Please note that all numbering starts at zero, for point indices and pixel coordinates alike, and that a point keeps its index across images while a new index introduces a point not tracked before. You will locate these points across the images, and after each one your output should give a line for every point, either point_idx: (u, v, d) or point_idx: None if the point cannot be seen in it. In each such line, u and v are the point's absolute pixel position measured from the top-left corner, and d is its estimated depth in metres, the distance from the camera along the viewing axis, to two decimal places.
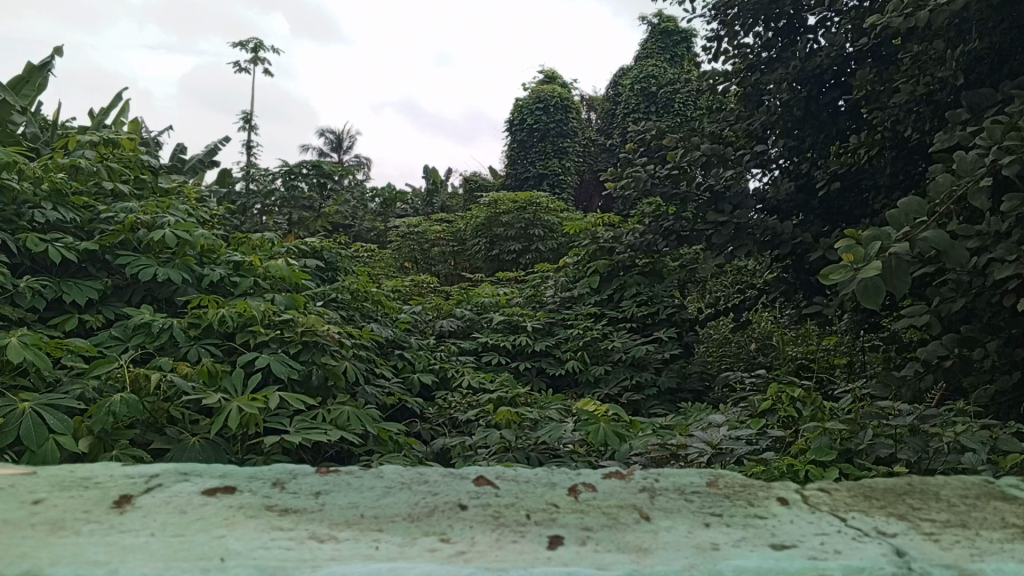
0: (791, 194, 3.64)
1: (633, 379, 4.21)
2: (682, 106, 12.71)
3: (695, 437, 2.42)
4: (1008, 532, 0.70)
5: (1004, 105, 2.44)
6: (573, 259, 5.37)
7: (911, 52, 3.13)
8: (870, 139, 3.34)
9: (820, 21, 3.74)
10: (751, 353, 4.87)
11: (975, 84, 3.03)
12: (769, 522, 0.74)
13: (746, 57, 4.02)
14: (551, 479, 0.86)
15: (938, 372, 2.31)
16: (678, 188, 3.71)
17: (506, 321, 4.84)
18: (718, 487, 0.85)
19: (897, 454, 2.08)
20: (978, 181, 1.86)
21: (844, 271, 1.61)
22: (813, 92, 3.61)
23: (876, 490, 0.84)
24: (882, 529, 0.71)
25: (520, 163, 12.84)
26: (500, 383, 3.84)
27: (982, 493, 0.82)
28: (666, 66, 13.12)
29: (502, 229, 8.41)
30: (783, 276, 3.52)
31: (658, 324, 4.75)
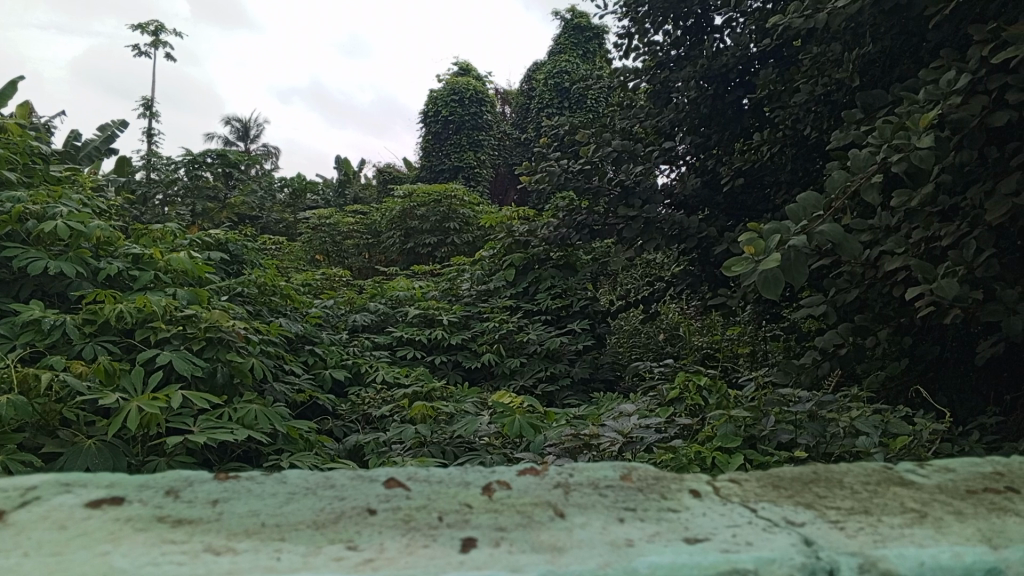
0: (697, 189, 3.76)
1: (548, 371, 4.25)
2: (594, 102, 12.89)
3: (607, 426, 2.43)
4: (908, 517, 0.72)
5: (895, 106, 2.57)
6: (488, 253, 5.36)
7: (810, 54, 3.26)
8: (773, 137, 3.55)
9: (726, 21, 3.84)
10: (660, 344, 5.00)
11: (868, 86, 3.19)
12: (682, 515, 0.74)
13: (656, 54, 4.09)
14: (464, 478, 0.84)
15: (834, 360, 2.42)
16: (592, 183, 3.74)
17: (421, 315, 4.79)
18: (632, 480, 0.84)
19: (797, 440, 2.16)
20: (870, 178, 1.94)
21: (746, 263, 1.65)
22: (720, 91, 3.70)
23: (784, 479, 0.85)
24: (790, 519, 0.72)
25: (435, 155, 12.74)
26: (415, 377, 3.78)
27: (882, 479, 0.85)
28: (580, 62, 13.28)
29: (417, 222, 8.32)
30: (691, 268, 3.61)
31: (572, 316, 4.79)
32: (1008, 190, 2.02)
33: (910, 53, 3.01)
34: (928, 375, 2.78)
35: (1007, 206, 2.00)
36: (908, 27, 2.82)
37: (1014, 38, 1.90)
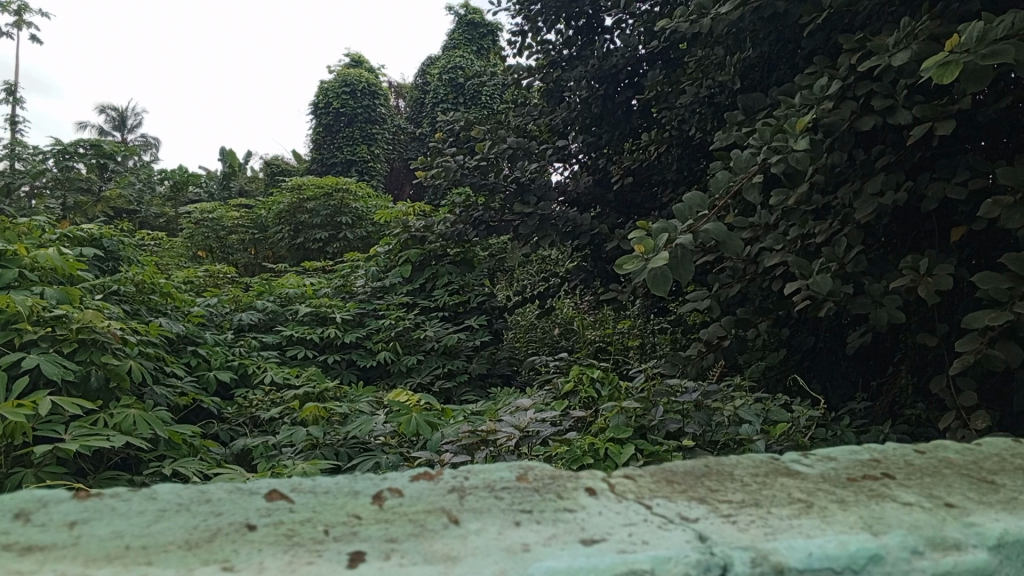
0: (589, 187, 3.81)
1: (445, 368, 4.22)
2: (488, 99, 12.91)
3: (504, 421, 2.42)
4: (796, 508, 0.73)
5: (773, 109, 2.68)
6: (383, 249, 5.26)
7: (695, 56, 3.35)
8: (660, 137, 3.67)
9: (616, 23, 3.91)
10: (555, 339, 5.05)
11: (748, 89, 3.32)
12: (579, 514, 0.71)
13: (548, 53, 4.12)
14: (353, 487, 0.79)
15: (718, 351, 2.50)
16: (488, 179, 3.72)
17: (313, 313, 4.63)
18: (528, 479, 0.81)
19: (684, 429, 2.22)
20: (751, 178, 2.02)
21: (637, 260, 1.67)
22: (609, 91, 3.75)
23: (677, 474, 0.86)
24: (684, 515, 0.72)
25: (327, 148, 12.41)
26: (306, 377, 3.66)
27: (770, 470, 0.87)
28: (474, 58, 13.28)
29: (307, 216, 8.07)
30: (584, 265, 3.64)
31: (468, 312, 4.78)
32: (875, 190, 2.15)
33: (786, 59, 3.16)
34: (804, 365, 2.94)
35: (874, 206, 2.12)
36: (785, 34, 2.96)
37: (879, 47, 2.01)
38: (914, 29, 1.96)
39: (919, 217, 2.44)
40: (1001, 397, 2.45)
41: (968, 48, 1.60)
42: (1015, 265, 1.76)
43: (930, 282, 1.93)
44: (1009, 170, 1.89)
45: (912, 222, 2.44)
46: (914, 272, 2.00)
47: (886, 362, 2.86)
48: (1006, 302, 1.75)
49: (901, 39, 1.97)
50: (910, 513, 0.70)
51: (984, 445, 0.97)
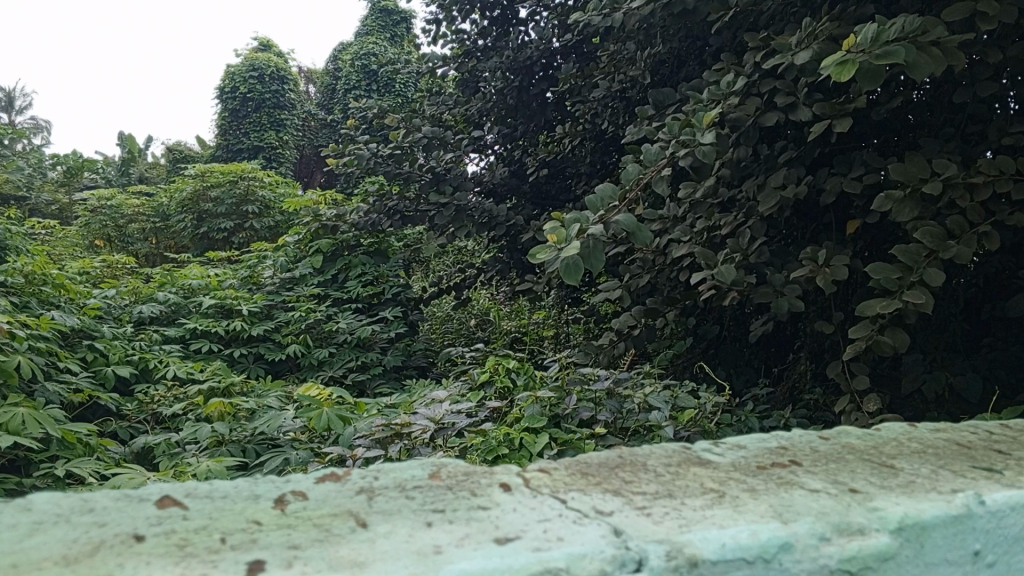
0: (506, 178, 3.79)
1: (359, 360, 4.14)
2: (403, 87, 12.71)
3: (420, 414, 2.35)
4: (708, 499, 0.73)
5: (682, 104, 2.73)
6: (292, 239, 5.08)
7: (607, 51, 3.43)
8: (574, 130, 3.72)
9: (530, 15, 3.91)
10: (471, 329, 5.03)
11: (659, 84, 3.38)
12: (493, 512, 0.68)
13: (463, 43, 4.08)
14: (253, 491, 0.75)
15: (629, 340, 2.54)
16: (402, 168, 3.64)
17: (218, 305, 4.44)
18: (441, 477, 0.78)
19: (597, 416, 2.24)
20: (660, 171, 2.05)
21: (550, 250, 1.66)
22: (525, 83, 3.74)
23: (592, 466, 0.85)
24: (600, 508, 0.70)
25: (233, 134, 11.94)
26: (212, 371, 3.50)
27: (683, 460, 0.87)
28: (388, 46, 13.06)
29: (213, 205, 7.75)
30: (500, 256, 3.63)
31: (383, 304, 4.71)
32: (778, 184, 2.22)
33: (695, 56, 3.23)
34: (711, 352, 3.03)
35: (777, 199, 2.19)
36: (694, 31, 3.02)
37: (782, 46, 2.07)
38: (814, 29, 2.03)
39: (818, 210, 2.53)
40: (891, 381, 2.59)
41: (864, 48, 1.66)
42: (905, 256, 1.85)
43: (827, 272, 2.01)
44: (899, 166, 1.98)
45: (812, 215, 2.53)
46: (814, 263, 2.07)
47: (786, 349, 2.97)
48: (897, 291, 1.84)
49: (803, 38, 2.03)
50: (817, 500, 0.71)
51: (882, 431, 1.00)
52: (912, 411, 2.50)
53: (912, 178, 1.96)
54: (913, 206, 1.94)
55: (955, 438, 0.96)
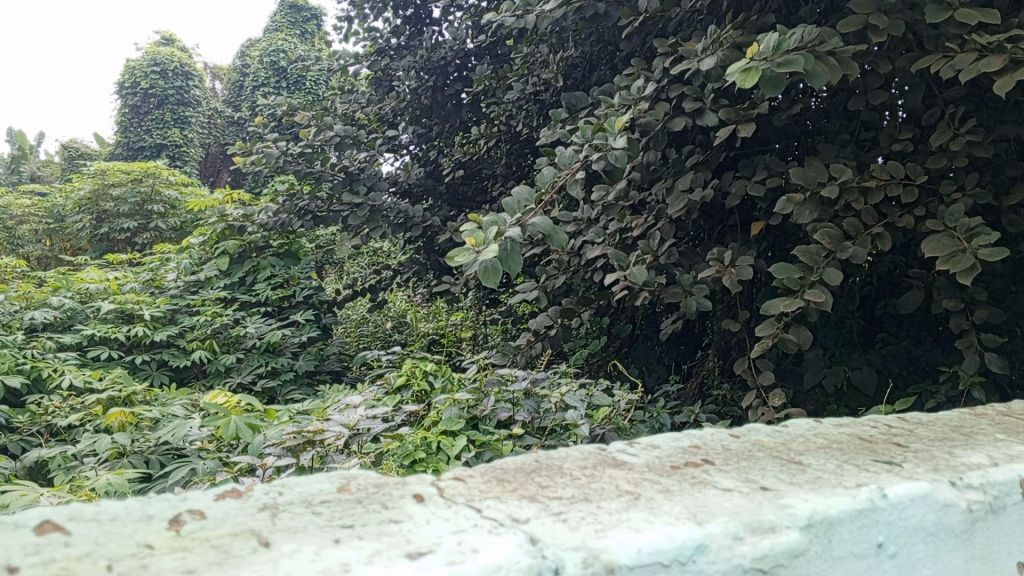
0: (421, 179, 3.73)
1: (269, 366, 4.01)
2: (314, 85, 12.44)
3: (333, 420, 2.26)
4: (624, 501, 0.71)
5: (594, 108, 2.76)
6: (197, 240, 4.86)
7: (521, 53, 3.47)
8: (490, 131, 3.74)
9: (444, 15, 3.89)
10: (387, 332, 4.97)
11: (571, 88, 3.43)
12: (405, 525, 0.65)
13: (375, 41, 4.01)
14: (144, 512, 0.69)
15: (546, 340, 2.55)
16: (314, 167, 3.53)
17: (117, 310, 4.20)
18: (350, 490, 0.75)
19: (515, 417, 2.23)
20: (573, 174, 2.05)
21: (468, 253, 1.63)
22: (439, 83, 3.67)
23: (508, 471, 0.82)
24: (515, 516, 0.67)
25: (134, 131, 11.39)
26: (111, 380, 3.30)
27: (599, 462, 0.86)
28: (298, 43, 12.79)
29: (113, 205, 7.37)
30: (416, 257, 3.59)
31: (294, 307, 4.58)
32: (686, 187, 2.27)
33: (606, 60, 3.28)
34: (624, 351, 3.08)
35: (685, 202, 2.24)
36: (604, 35, 3.06)
37: (688, 52, 2.11)
38: (719, 36, 2.08)
39: (724, 213, 2.61)
40: (795, 376, 2.69)
41: (766, 57, 1.70)
42: (805, 257, 1.92)
43: (733, 272, 2.07)
44: (800, 170, 2.05)
45: (718, 217, 2.61)
46: (720, 263, 2.13)
47: (695, 346, 3.05)
48: (799, 290, 1.90)
49: (709, 44, 2.08)
50: (729, 500, 0.71)
51: (789, 428, 1.03)
52: (814, 405, 2.60)
53: (812, 181, 2.03)
54: (812, 209, 2.01)
55: (858, 432, 0.99)
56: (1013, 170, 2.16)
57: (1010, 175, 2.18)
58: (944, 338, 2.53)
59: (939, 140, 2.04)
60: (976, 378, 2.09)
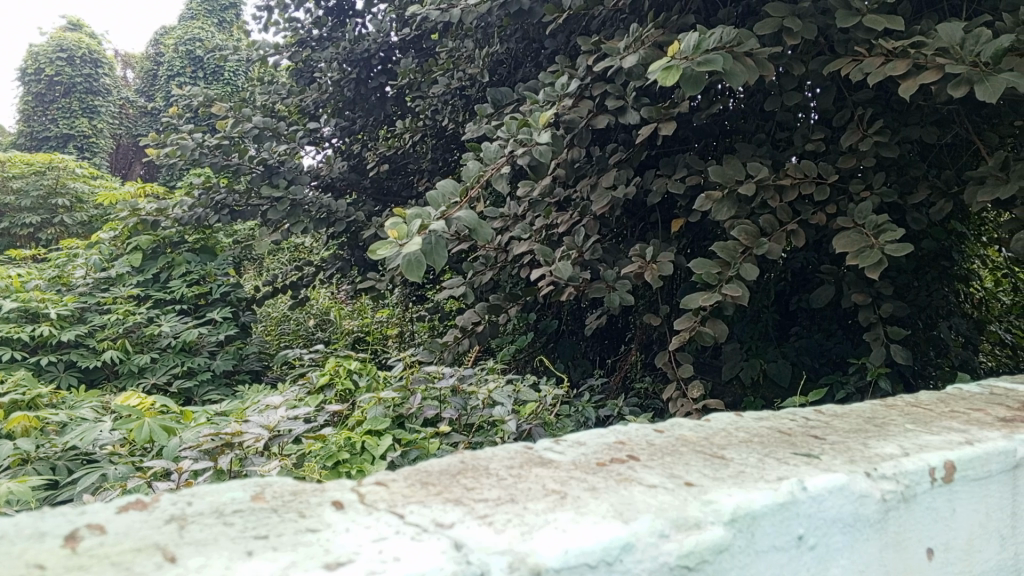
0: (344, 173, 3.63)
1: (185, 366, 3.86)
2: (232, 76, 12.06)
3: (251, 421, 2.16)
4: (551, 501, 0.70)
5: (519, 104, 2.76)
6: (107, 235, 4.63)
7: (446, 48, 3.44)
8: (414, 126, 3.66)
9: (367, 7, 3.82)
10: (309, 330, 4.87)
11: (497, 83, 3.42)
12: (323, 534, 0.62)
13: (296, 32, 3.89)
14: (35, 529, 0.63)
15: (473, 337, 2.53)
16: (231, 160, 3.40)
17: (20, 309, 3.95)
18: (265, 499, 0.71)
19: (442, 414, 2.20)
20: (498, 169, 2.04)
21: (391, 245, 1.59)
22: (362, 76, 3.60)
23: (432, 474, 0.80)
24: (439, 520, 0.65)
25: (38, 120, 10.78)
26: (12, 383, 3.11)
27: (525, 461, 0.85)
28: (214, 31, 12.35)
29: (14, 198, 6.97)
30: (340, 253, 3.55)
31: (211, 305, 4.42)
32: (610, 184, 2.29)
33: (531, 57, 3.28)
34: (550, 346, 3.10)
35: (609, 199, 2.26)
36: (529, 32, 3.06)
37: (612, 50, 2.12)
38: (641, 35, 2.10)
39: (647, 210, 2.65)
40: (714, 369, 2.75)
41: (687, 56, 1.73)
42: (724, 253, 1.96)
43: (655, 268, 2.09)
44: (719, 168, 2.09)
45: (641, 214, 2.64)
46: (643, 259, 2.15)
47: (619, 341, 3.09)
48: (717, 285, 1.94)
49: (631, 43, 2.09)
50: (655, 496, 0.71)
51: (711, 421, 1.05)
52: (732, 397, 2.68)
53: (730, 180, 2.08)
54: (730, 207, 2.06)
55: (777, 425, 1.01)
56: (917, 171, 2.26)
57: (913, 175, 2.28)
58: (853, 331, 2.64)
59: (850, 140, 2.12)
60: (883, 369, 2.18)
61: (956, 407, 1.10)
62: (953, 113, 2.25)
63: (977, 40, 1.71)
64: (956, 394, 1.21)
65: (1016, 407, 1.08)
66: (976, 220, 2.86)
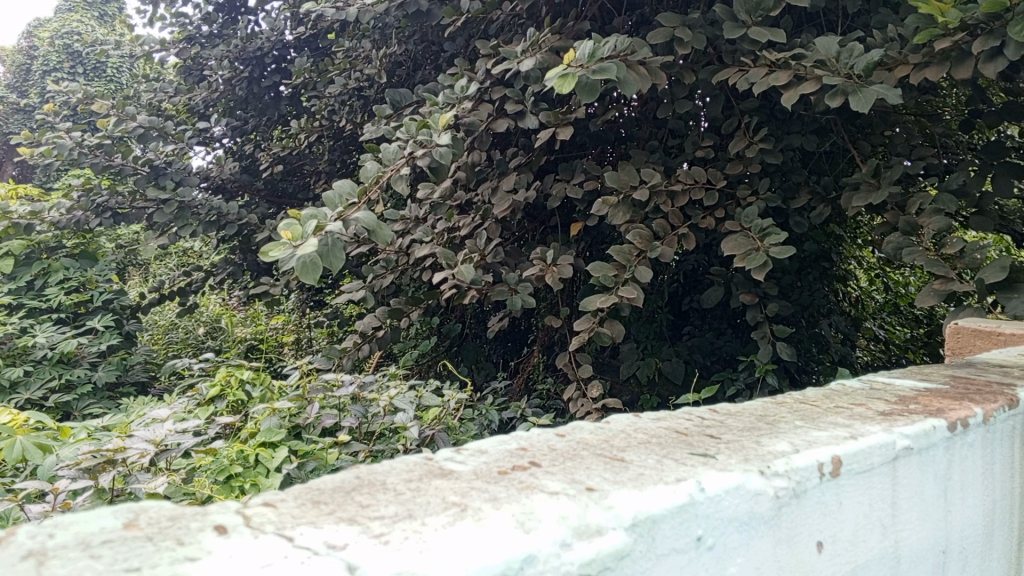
0: (235, 174, 3.48)
1: (62, 379, 3.61)
2: (114, 72, 11.45)
3: (135, 436, 2.02)
4: (450, 514, 0.68)
5: (418, 106, 2.72)
6: None
7: (342, 48, 3.36)
8: (310, 125, 3.47)
9: (260, 4, 3.69)
10: (199, 339, 4.66)
11: (395, 85, 3.36)
12: (202, 564, 0.57)
13: (184, 27, 3.72)
14: None
15: (373, 342, 2.49)
16: (114, 160, 3.14)
17: None
18: (139, 527, 0.65)
19: (341, 422, 2.14)
20: (397, 170, 1.99)
21: (285, 247, 1.50)
22: (255, 74, 3.48)
23: (325, 492, 0.76)
24: (330, 543, 0.61)
25: None
26: None
27: (424, 473, 0.82)
28: (94, 24, 11.71)
29: None
30: (232, 258, 3.42)
31: (92, 313, 4.14)
32: (510, 188, 2.30)
33: (430, 60, 3.25)
34: (453, 350, 3.07)
35: (509, 202, 2.26)
36: (427, 35, 3.05)
37: (509, 54, 2.12)
38: (537, 39, 2.10)
39: (546, 214, 2.67)
40: (612, 368, 2.80)
41: (582, 63, 1.73)
42: (620, 256, 1.99)
43: (555, 271, 2.10)
44: (615, 173, 2.12)
45: (541, 218, 2.66)
46: (543, 262, 2.16)
47: (520, 343, 3.11)
48: (614, 287, 1.96)
49: (528, 47, 2.09)
50: (556, 504, 0.70)
51: (611, 424, 1.05)
52: (629, 396, 2.73)
53: (625, 185, 2.11)
54: (626, 211, 2.09)
55: (674, 426, 1.02)
56: (799, 177, 2.38)
57: (796, 181, 2.40)
58: (742, 330, 2.75)
59: (738, 147, 2.20)
60: (770, 365, 2.27)
61: (840, 403, 1.15)
62: (830, 123, 2.38)
63: (850, 53, 1.80)
64: (840, 390, 1.27)
65: (894, 401, 1.14)
66: (853, 223, 3.04)
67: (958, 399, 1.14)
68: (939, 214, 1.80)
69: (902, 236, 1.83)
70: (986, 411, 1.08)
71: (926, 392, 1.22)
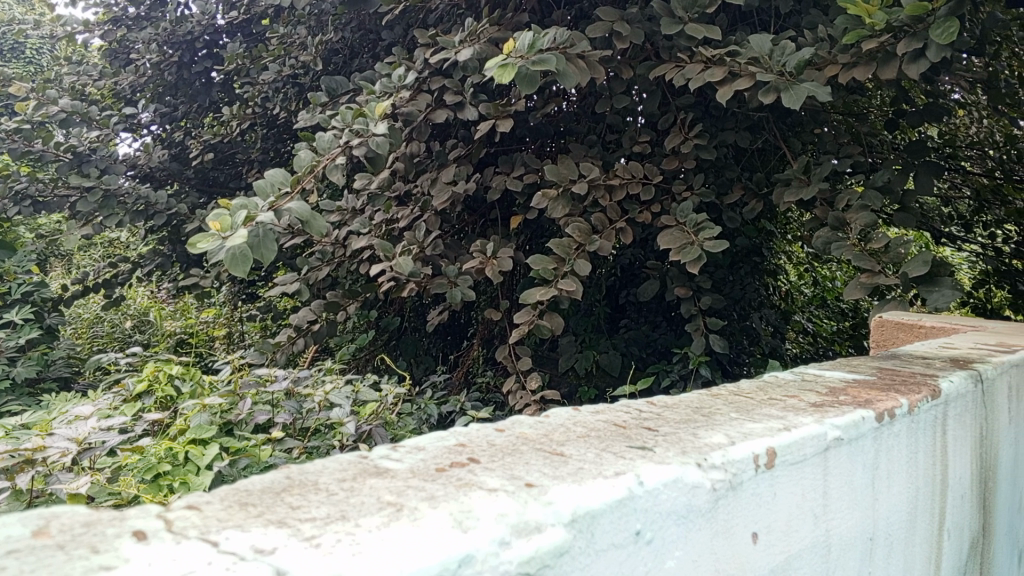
0: (164, 162, 3.33)
1: None
2: (33, 54, 10.92)
3: (56, 434, 1.92)
4: (384, 514, 0.66)
5: (355, 95, 2.67)
6: None
7: (276, 33, 3.27)
8: (242, 113, 3.40)
9: None
10: (126, 333, 4.49)
11: (333, 72, 3.26)
12: (118, 572, 0.54)
13: (109, 8, 3.54)
14: None
15: (309, 336, 2.43)
16: (33, 146, 2.97)
17: None
18: (50, 535, 0.61)
19: (275, 418, 2.09)
20: (333, 159, 1.94)
21: (213, 238, 1.44)
22: (184, 60, 3.37)
23: (253, 493, 0.73)
24: (258, 547, 0.59)
25: None
26: None
27: (359, 472, 0.80)
28: (11, 2, 11.13)
29: None
30: (161, 249, 3.31)
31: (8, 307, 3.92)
32: (449, 180, 2.27)
33: (368, 48, 3.19)
34: (391, 344, 3.03)
35: (449, 194, 2.23)
36: (365, 23, 2.99)
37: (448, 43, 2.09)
38: (476, 30, 2.08)
39: (486, 207, 2.65)
40: (550, 361, 2.81)
41: (521, 54, 1.72)
42: (559, 249, 1.98)
43: (495, 264, 2.09)
44: (554, 166, 2.12)
45: (480, 211, 2.64)
46: (482, 255, 2.14)
47: (460, 336, 3.08)
48: (553, 280, 1.96)
49: (466, 37, 2.07)
50: (494, 500, 0.68)
51: (551, 417, 1.04)
52: (567, 388, 2.75)
53: (564, 178, 2.11)
54: (565, 204, 2.09)
55: (613, 419, 1.02)
56: (733, 173, 2.42)
57: (730, 176, 2.44)
58: (678, 323, 2.79)
59: (674, 142, 2.22)
60: (704, 357, 2.31)
61: (774, 395, 1.17)
62: (764, 120, 2.42)
63: (782, 51, 1.84)
64: (772, 382, 1.29)
65: (824, 392, 1.17)
66: (783, 219, 3.12)
67: (885, 389, 1.17)
68: (865, 210, 1.86)
69: (831, 231, 1.88)
70: (911, 401, 1.11)
71: (854, 383, 1.25)
